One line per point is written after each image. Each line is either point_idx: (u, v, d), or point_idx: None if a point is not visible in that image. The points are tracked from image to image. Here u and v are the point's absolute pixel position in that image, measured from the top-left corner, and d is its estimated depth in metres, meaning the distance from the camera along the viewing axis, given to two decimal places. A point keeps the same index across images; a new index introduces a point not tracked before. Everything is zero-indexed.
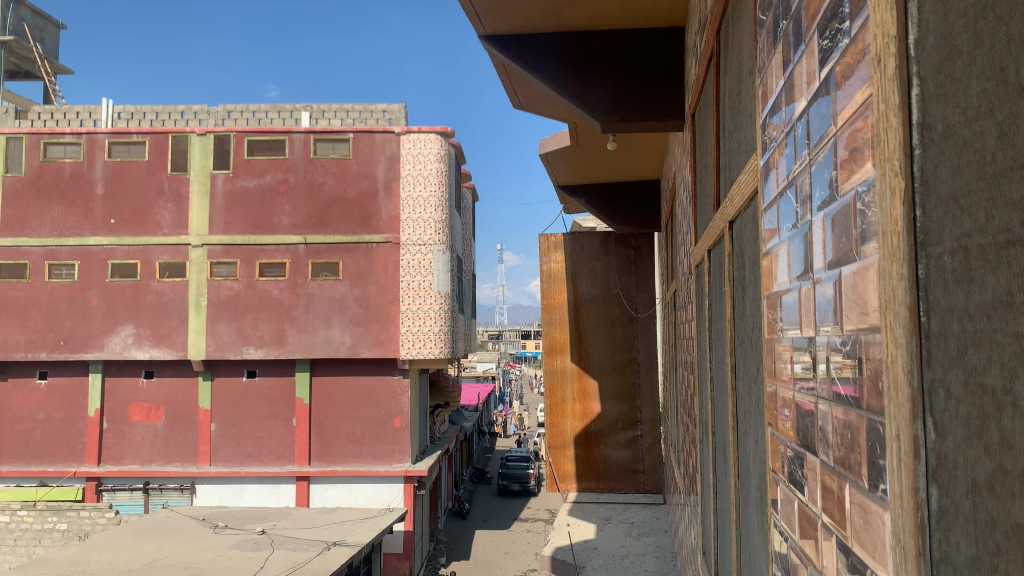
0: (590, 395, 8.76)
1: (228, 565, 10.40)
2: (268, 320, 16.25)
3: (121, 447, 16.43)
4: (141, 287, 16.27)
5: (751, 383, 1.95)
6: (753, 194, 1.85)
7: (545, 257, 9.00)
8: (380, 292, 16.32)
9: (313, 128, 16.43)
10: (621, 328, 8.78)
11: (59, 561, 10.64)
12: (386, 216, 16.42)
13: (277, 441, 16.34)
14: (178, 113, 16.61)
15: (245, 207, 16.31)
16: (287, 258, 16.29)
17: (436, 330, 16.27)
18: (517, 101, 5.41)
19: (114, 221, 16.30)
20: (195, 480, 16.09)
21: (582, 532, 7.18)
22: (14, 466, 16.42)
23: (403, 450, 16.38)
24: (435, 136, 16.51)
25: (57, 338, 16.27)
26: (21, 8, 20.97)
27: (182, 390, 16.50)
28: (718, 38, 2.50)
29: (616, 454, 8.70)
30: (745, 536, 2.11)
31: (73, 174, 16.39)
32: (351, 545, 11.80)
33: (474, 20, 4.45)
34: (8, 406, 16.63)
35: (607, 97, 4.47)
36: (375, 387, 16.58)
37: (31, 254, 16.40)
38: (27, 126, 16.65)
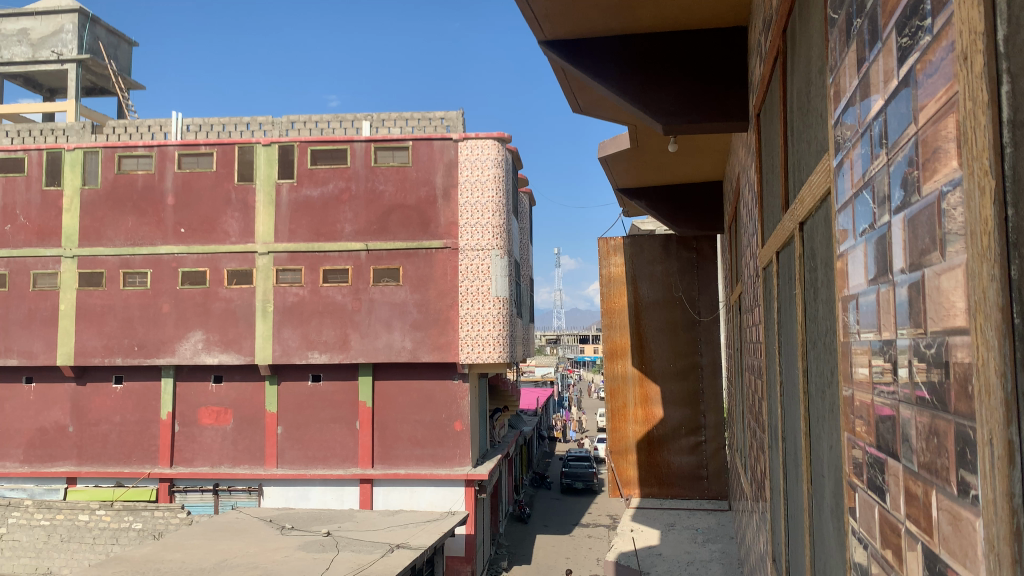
0: (652, 400, 8.67)
1: (295, 566, 10.62)
2: (332, 325, 16.57)
3: (193, 449, 16.95)
4: (211, 294, 16.79)
5: (825, 388, 1.90)
6: (827, 194, 1.81)
7: (604, 261, 8.97)
8: (440, 297, 16.48)
9: (373, 137, 16.73)
10: (684, 332, 8.66)
11: (135, 560, 11.05)
12: (445, 222, 16.56)
13: (341, 444, 16.65)
14: (244, 124, 17.07)
15: (309, 215, 16.70)
16: (349, 264, 16.63)
17: (495, 335, 16.33)
18: (577, 106, 5.42)
19: (184, 230, 16.86)
20: (263, 482, 16.48)
21: (646, 538, 7.12)
22: (92, 467, 17.08)
23: (464, 454, 16.47)
24: (492, 142, 16.56)
25: (131, 343, 16.89)
26: (97, 27, 21.88)
27: (250, 393, 16.93)
28: (784, 36, 2.46)
29: (679, 460, 8.62)
30: (820, 545, 2.06)
31: (146, 185, 17.01)
32: (414, 548, 11.92)
33: (534, 26, 4.46)
34: (86, 409, 17.31)
35: (668, 98, 4.41)
36: (436, 391, 16.73)
37: (107, 263, 17.06)
38: (103, 140, 17.38)
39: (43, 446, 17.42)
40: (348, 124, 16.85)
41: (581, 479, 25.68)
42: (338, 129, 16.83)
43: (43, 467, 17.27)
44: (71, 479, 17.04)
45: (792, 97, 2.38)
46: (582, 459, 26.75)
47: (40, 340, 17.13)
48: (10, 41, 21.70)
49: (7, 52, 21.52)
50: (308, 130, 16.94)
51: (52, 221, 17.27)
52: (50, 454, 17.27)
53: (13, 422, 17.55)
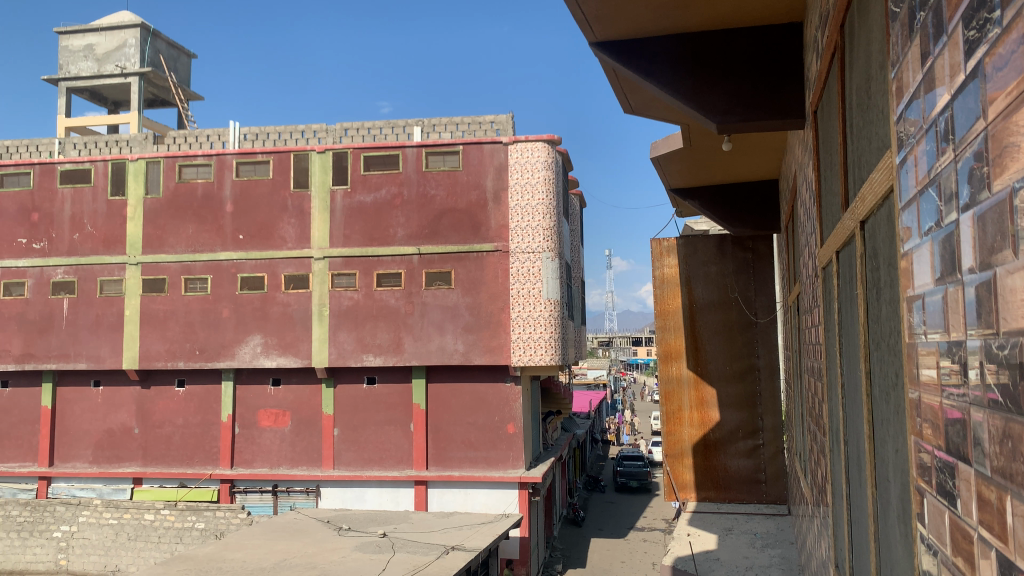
0: (708, 403, 8.54)
1: (353, 567, 10.76)
2: (386, 328, 16.79)
3: (252, 450, 17.32)
4: (269, 299, 17.17)
5: (890, 390, 1.85)
6: (888, 192, 1.77)
7: (657, 262, 8.88)
8: (492, 300, 16.53)
9: (424, 142, 16.86)
10: (740, 334, 8.53)
11: (198, 558, 11.35)
12: (495, 225, 16.62)
13: (396, 446, 16.83)
14: (299, 132, 17.42)
15: (363, 221, 16.93)
16: (402, 268, 16.80)
17: (547, 338, 16.29)
18: (628, 106, 5.38)
19: (243, 237, 17.29)
20: (320, 483, 16.76)
21: (703, 542, 7.01)
22: (157, 468, 17.52)
23: (517, 457, 16.48)
24: (542, 144, 16.54)
25: (193, 347, 17.36)
26: (157, 40, 22.57)
27: (308, 396, 17.27)
28: (841, 31, 2.41)
29: (737, 463, 8.47)
30: (886, 549, 2.02)
31: (205, 194, 17.49)
32: (469, 549, 11.96)
33: (585, 28, 4.45)
34: (151, 411, 17.82)
35: (723, 98, 4.38)
36: (488, 393, 16.78)
37: (169, 270, 17.58)
38: (164, 150, 17.91)
39: (110, 447, 17.93)
40: (399, 130, 17.07)
41: (636, 478, 26.00)
42: (390, 135, 17.06)
43: (111, 467, 17.73)
44: (137, 480, 17.50)
45: (850, 94, 2.34)
46: (636, 457, 27.07)
47: (107, 345, 17.71)
48: (75, 56, 22.34)
49: (73, 67, 22.14)
50: (361, 136, 17.16)
51: (117, 230, 17.86)
52: (117, 456, 17.75)
53: (82, 425, 18.08)
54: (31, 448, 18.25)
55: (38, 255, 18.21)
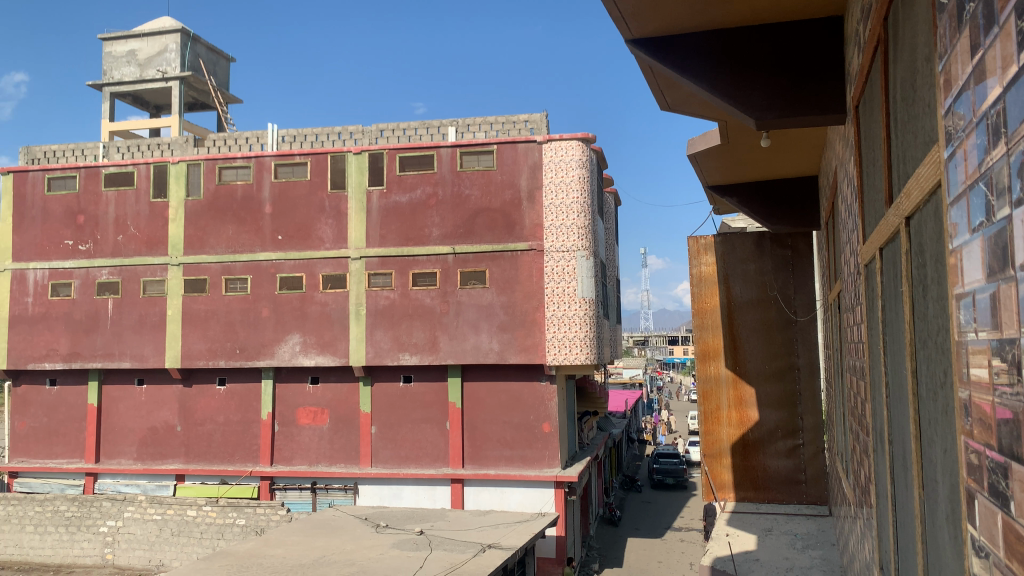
0: (747, 402, 8.44)
1: (391, 564, 10.85)
2: (421, 327, 16.90)
3: (292, 448, 17.56)
4: (307, 298, 17.39)
5: (938, 389, 1.82)
6: (935, 186, 1.74)
7: (695, 260, 8.81)
8: (526, 299, 16.53)
9: (459, 142, 16.92)
10: (779, 332, 8.42)
11: (240, 554, 11.53)
12: (530, 224, 16.62)
13: (432, 444, 16.93)
14: (336, 134, 17.58)
15: (398, 221, 17.05)
16: (437, 268, 16.88)
17: (582, 337, 16.22)
18: (665, 104, 5.35)
19: (282, 237, 17.53)
20: (358, 481, 16.95)
21: (743, 542, 6.95)
22: (199, 465, 17.88)
23: (553, 455, 16.44)
24: (576, 142, 16.47)
25: (234, 346, 17.65)
26: (197, 45, 22.97)
27: (345, 394, 17.46)
28: (884, 23, 2.37)
29: (776, 463, 8.36)
30: (934, 550, 1.99)
31: (245, 195, 17.77)
32: (505, 548, 12.00)
33: (620, 25, 4.44)
34: (193, 409, 18.15)
35: (762, 93, 4.35)
36: (524, 392, 16.78)
37: (210, 270, 17.90)
38: (205, 152, 18.23)
39: (154, 445, 18.30)
40: (434, 130, 17.17)
41: (672, 475, 26.23)
42: (425, 135, 17.19)
43: (155, 464, 18.10)
44: (180, 476, 17.82)
45: (894, 87, 2.30)
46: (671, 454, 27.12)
47: (150, 344, 18.08)
48: (119, 62, 22.84)
49: (117, 73, 22.64)
50: (396, 137, 17.28)
51: (159, 231, 18.23)
52: (160, 452, 18.11)
53: (127, 422, 18.46)
54: (78, 444, 18.69)
55: (84, 256, 18.64)
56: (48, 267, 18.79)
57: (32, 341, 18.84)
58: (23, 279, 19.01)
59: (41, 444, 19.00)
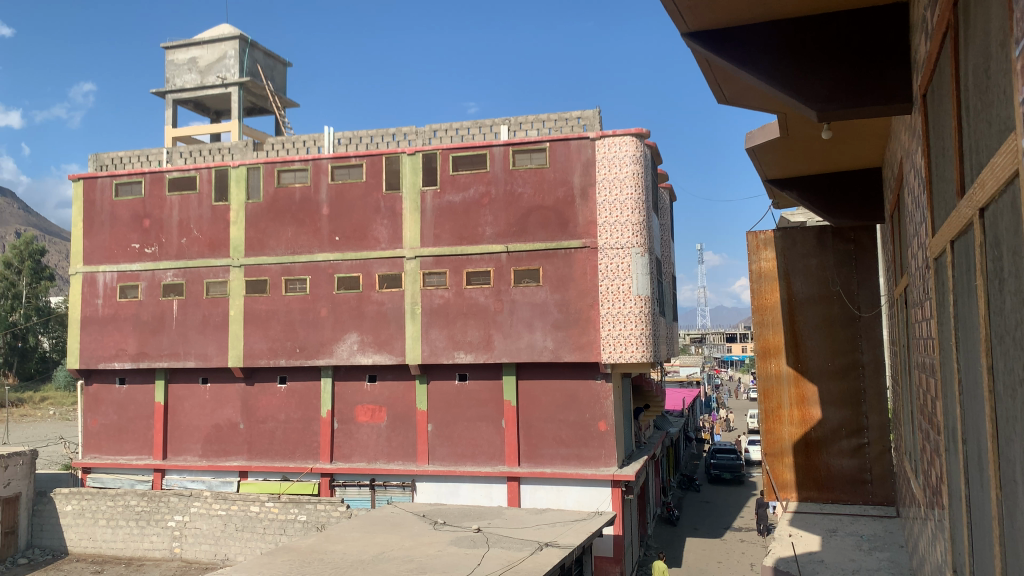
0: (809, 401, 8.28)
1: (448, 561, 10.92)
2: (476, 325, 16.99)
3: (350, 445, 17.85)
4: (364, 298, 17.68)
5: (1018, 388, 1.75)
6: (1012, 176, 1.68)
7: (754, 255, 8.66)
8: (581, 296, 16.46)
9: (511, 141, 16.94)
10: (842, 329, 8.21)
11: (302, 549, 11.77)
12: (583, 221, 16.50)
13: (488, 442, 17.02)
14: (390, 135, 17.79)
15: (452, 220, 17.19)
16: (491, 266, 16.99)
17: (638, 334, 16.08)
18: (722, 97, 5.27)
19: (339, 238, 17.85)
20: (416, 478, 17.16)
21: (806, 543, 6.80)
22: (261, 461, 18.33)
23: (609, 454, 16.31)
24: (630, 138, 16.32)
25: (294, 346, 18.03)
26: (254, 50, 23.48)
27: (402, 392, 17.67)
28: (954, 8, 2.30)
29: (840, 463, 8.14)
30: (1013, 551, 1.92)
31: (302, 198, 18.13)
32: (562, 546, 12.00)
33: (677, 19, 4.42)
34: (255, 407, 18.57)
35: (824, 84, 4.28)
36: (579, 391, 16.69)
37: (270, 271, 18.30)
38: (264, 156, 18.66)
39: (218, 442, 18.79)
40: (486, 130, 17.22)
41: (729, 470, 26.62)
42: (477, 134, 17.25)
43: (219, 461, 18.63)
44: (243, 473, 18.36)
45: (967, 75, 2.23)
46: (728, 450, 27.58)
47: (213, 343, 18.57)
48: (181, 70, 23.32)
49: (179, 80, 23.11)
50: (449, 137, 17.38)
51: (221, 234, 18.71)
52: (224, 449, 18.60)
53: (192, 420, 19.00)
54: (146, 441, 19.32)
55: (149, 259, 19.25)
56: (117, 270, 19.44)
57: (101, 341, 19.51)
58: (94, 282, 19.73)
59: (111, 440, 19.68)
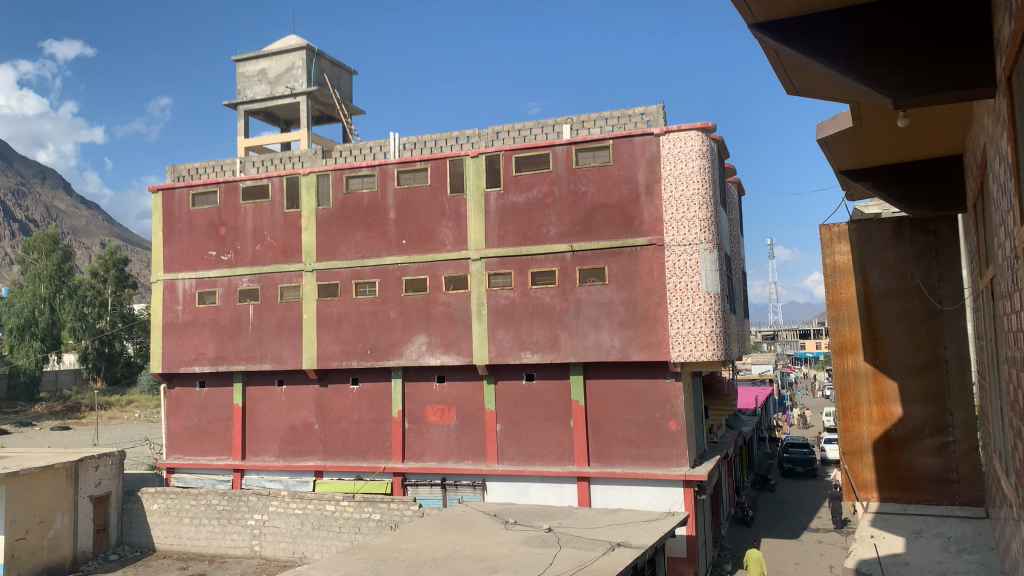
0: (889, 397, 8.02)
1: (521, 560, 10.98)
2: (542, 325, 17.01)
3: (421, 445, 18.12)
4: (431, 300, 17.92)
5: None
6: None
7: (828, 249, 8.34)
8: (648, 295, 16.28)
9: (574, 140, 16.91)
10: (923, 323, 7.92)
11: (376, 548, 11.98)
12: (649, 218, 16.33)
13: (557, 441, 17.01)
14: (454, 138, 18.00)
15: (516, 221, 17.27)
16: (556, 265, 16.99)
17: (707, 333, 15.80)
18: (792, 88, 5.15)
19: (406, 241, 18.15)
20: (486, 478, 17.29)
21: (890, 545, 6.58)
22: (336, 461, 18.77)
23: (681, 454, 16.08)
24: (696, 133, 16.06)
25: (365, 347, 18.36)
26: (321, 60, 24.02)
27: (470, 393, 17.84)
28: None
29: (924, 462, 7.85)
30: None
31: (370, 203, 18.49)
32: (635, 547, 11.87)
33: (743, 10, 4.36)
34: (329, 408, 19.00)
35: (898, 70, 4.18)
36: (648, 390, 16.50)
37: (341, 275, 18.73)
38: (333, 163, 19.10)
39: (294, 442, 19.27)
40: (549, 129, 17.25)
41: (802, 463, 27.00)
42: (540, 134, 17.28)
43: (295, 461, 19.14)
44: (319, 472, 18.82)
45: None
46: (801, 445, 28.09)
47: (288, 346, 19.09)
48: (251, 81, 24.04)
49: (249, 91, 23.81)
50: (512, 138, 17.46)
51: (293, 240, 19.20)
52: (301, 450, 19.09)
53: (269, 421, 19.53)
54: (226, 442, 19.96)
55: (226, 265, 19.88)
56: (195, 277, 20.14)
57: (182, 345, 20.23)
58: (174, 289, 20.46)
59: (193, 441, 20.38)
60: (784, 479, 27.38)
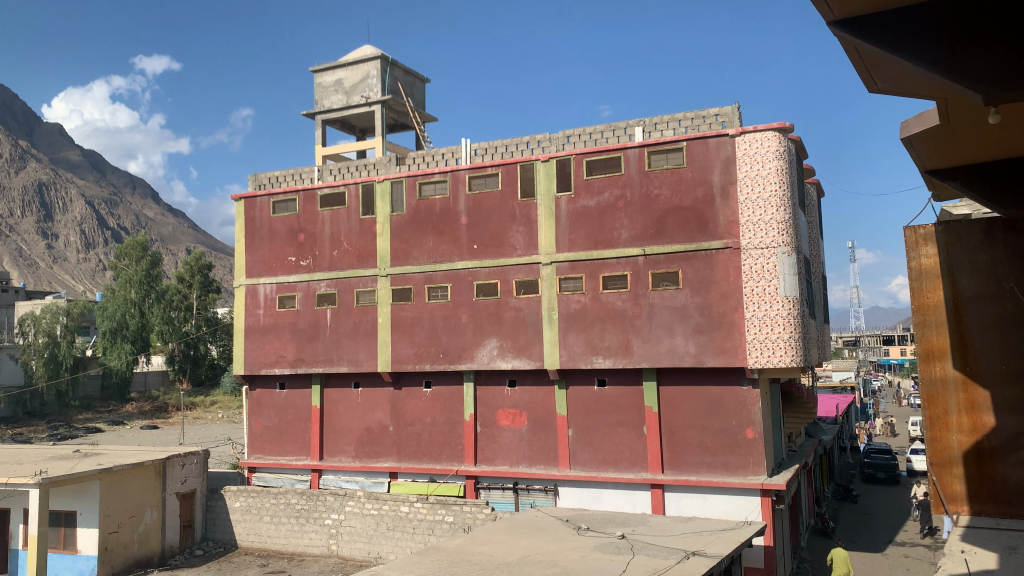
0: (981, 407, 6.93)
1: (594, 566, 10.93)
2: (614, 330, 16.92)
3: (493, 448, 18.25)
4: (503, 304, 18.06)
5: None
6: None
7: (912, 252, 7.30)
8: (723, 299, 15.99)
9: (646, 142, 16.76)
10: (1016, 329, 6.77)
11: (449, 550, 12.12)
12: (724, 221, 16.04)
13: (630, 448, 16.85)
14: (525, 143, 18.10)
15: (588, 225, 17.23)
16: (628, 270, 16.87)
17: (786, 338, 15.36)
18: (874, 86, 5.00)
19: (477, 246, 18.35)
20: (558, 483, 17.28)
21: (983, 561, 6.17)
22: (410, 463, 19.04)
23: (758, 462, 15.69)
24: (772, 133, 15.68)
25: (437, 351, 18.60)
26: (395, 69, 24.48)
27: (542, 397, 17.88)
28: None
29: (1019, 475, 6.70)
30: None
31: (442, 209, 18.75)
32: (710, 556, 11.63)
33: (821, 7, 4.23)
34: (403, 410, 19.31)
35: (990, 65, 4.09)
36: (725, 396, 16.18)
37: (414, 280, 19.03)
38: (406, 170, 19.43)
39: (370, 443, 19.65)
40: (621, 132, 17.14)
41: (883, 468, 26.89)
42: (611, 137, 17.20)
43: (371, 462, 19.53)
44: (393, 474, 19.13)
45: None
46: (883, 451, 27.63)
47: (364, 349, 19.49)
48: (328, 91, 24.71)
49: (327, 101, 24.48)
50: (582, 142, 17.44)
51: (368, 245, 19.61)
52: (376, 451, 19.46)
53: (346, 423, 19.97)
54: (305, 443, 20.49)
55: (305, 270, 20.44)
56: (276, 281, 20.75)
57: (263, 348, 20.85)
58: (255, 293, 21.13)
59: (273, 442, 20.95)
60: (868, 488, 26.68)
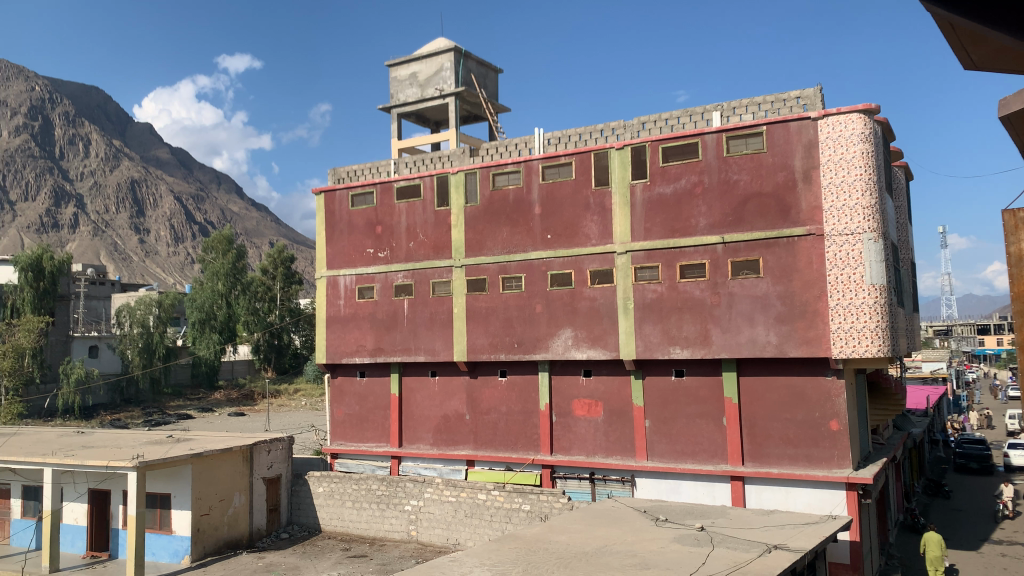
0: None
1: (673, 558, 10.84)
2: (692, 320, 16.67)
3: (569, 438, 18.28)
4: (577, 294, 18.03)
5: None
6: None
7: (1010, 236, 6.37)
8: (806, 287, 15.55)
9: (724, 127, 16.41)
10: None
11: (527, 538, 12.20)
12: (807, 207, 15.56)
13: (709, 439, 16.59)
14: (599, 132, 18.01)
15: (664, 213, 17.03)
16: (706, 258, 16.56)
17: (873, 328, 14.83)
18: (970, 62, 4.74)
19: (551, 236, 18.35)
20: (635, 474, 17.23)
21: None
22: (487, 451, 19.24)
23: (843, 455, 15.22)
24: (857, 115, 15.08)
25: (513, 341, 18.71)
26: (469, 61, 24.57)
27: (618, 387, 17.78)
28: None
29: None
30: None
31: (516, 199, 18.81)
32: (793, 550, 11.35)
33: None
34: (479, 399, 19.50)
35: None
36: (807, 387, 15.75)
37: (488, 271, 19.18)
38: (480, 161, 19.58)
39: (447, 432, 19.94)
40: (697, 117, 16.85)
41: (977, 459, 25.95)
42: (687, 123, 16.93)
43: (448, 449, 19.82)
44: (471, 462, 19.38)
45: None
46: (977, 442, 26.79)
47: (440, 339, 19.76)
48: (403, 85, 24.99)
49: (402, 94, 24.80)
50: (658, 128, 17.22)
51: (444, 237, 19.87)
52: (453, 439, 19.75)
53: (424, 411, 20.29)
54: (384, 430, 20.91)
55: (383, 262, 20.82)
56: (355, 272, 21.22)
57: (344, 338, 21.36)
58: (336, 284, 21.65)
59: (354, 429, 21.47)
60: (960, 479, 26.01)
